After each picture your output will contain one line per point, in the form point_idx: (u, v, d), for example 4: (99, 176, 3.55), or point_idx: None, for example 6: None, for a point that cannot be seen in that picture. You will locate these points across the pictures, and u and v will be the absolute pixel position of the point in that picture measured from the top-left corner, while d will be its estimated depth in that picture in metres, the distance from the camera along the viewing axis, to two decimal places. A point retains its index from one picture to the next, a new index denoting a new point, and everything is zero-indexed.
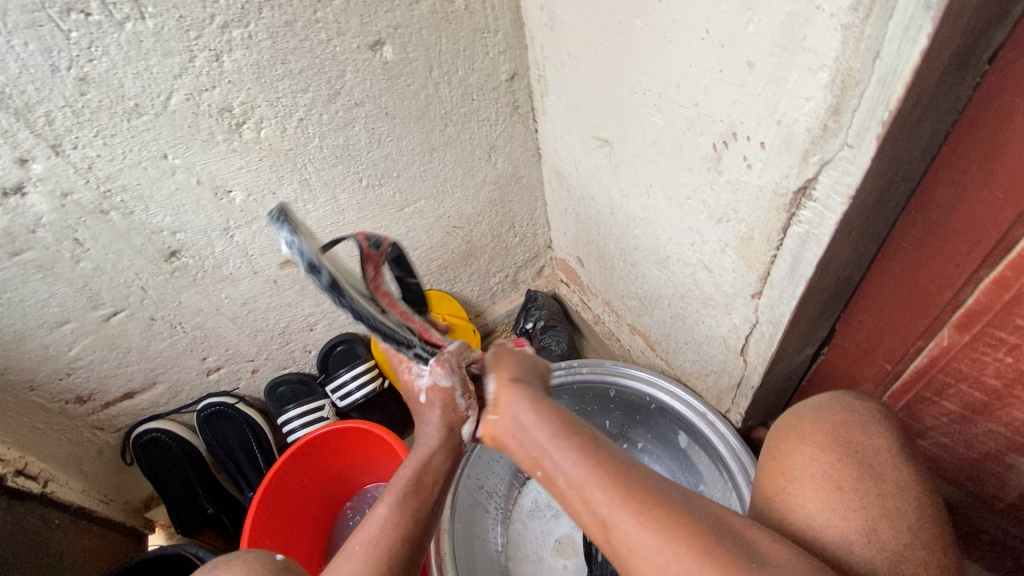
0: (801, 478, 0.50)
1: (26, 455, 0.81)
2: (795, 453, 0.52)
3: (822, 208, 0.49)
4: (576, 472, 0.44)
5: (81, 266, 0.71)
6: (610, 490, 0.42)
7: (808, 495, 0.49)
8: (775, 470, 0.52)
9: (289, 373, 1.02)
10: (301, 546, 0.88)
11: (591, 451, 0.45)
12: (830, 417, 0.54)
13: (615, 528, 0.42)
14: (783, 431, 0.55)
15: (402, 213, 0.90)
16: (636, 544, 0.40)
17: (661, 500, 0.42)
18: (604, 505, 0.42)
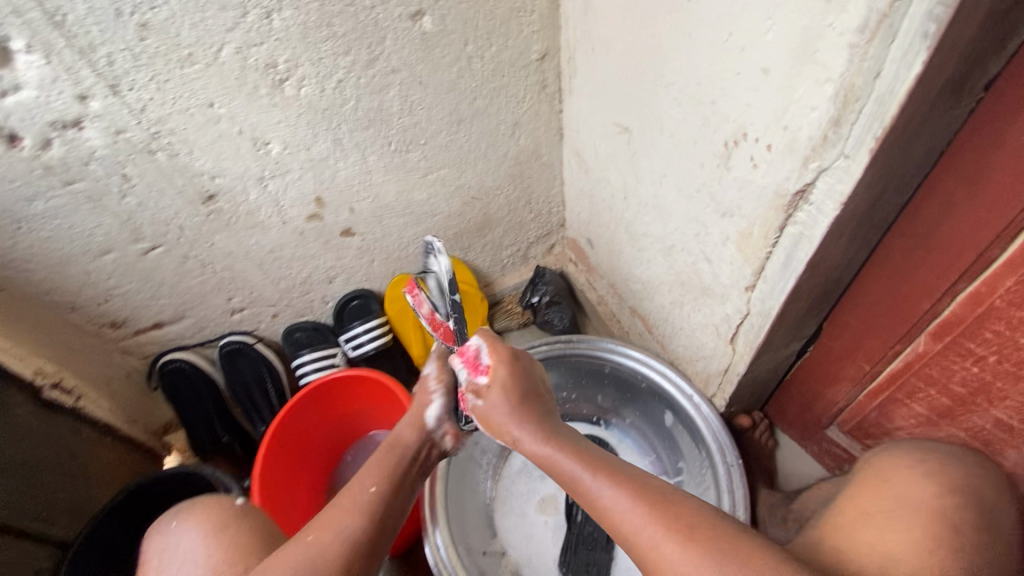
0: (884, 513, 0.56)
1: (62, 371, 0.89)
2: (881, 490, 0.59)
3: (816, 211, 0.53)
4: (608, 486, 0.55)
5: (126, 200, 0.77)
6: (631, 498, 0.53)
7: (880, 530, 0.54)
8: (859, 506, 0.59)
9: (306, 321, 1.08)
10: (306, 480, 0.94)
11: (616, 473, 0.57)
12: (926, 471, 0.59)
13: (644, 534, 0.51)
14: (869, 474, 0.63)
15: (424, 179, 0.94)
16: (659, 545, 0.50)
17: (682, 510, 0.51)
18: (628, 517, 0.52)
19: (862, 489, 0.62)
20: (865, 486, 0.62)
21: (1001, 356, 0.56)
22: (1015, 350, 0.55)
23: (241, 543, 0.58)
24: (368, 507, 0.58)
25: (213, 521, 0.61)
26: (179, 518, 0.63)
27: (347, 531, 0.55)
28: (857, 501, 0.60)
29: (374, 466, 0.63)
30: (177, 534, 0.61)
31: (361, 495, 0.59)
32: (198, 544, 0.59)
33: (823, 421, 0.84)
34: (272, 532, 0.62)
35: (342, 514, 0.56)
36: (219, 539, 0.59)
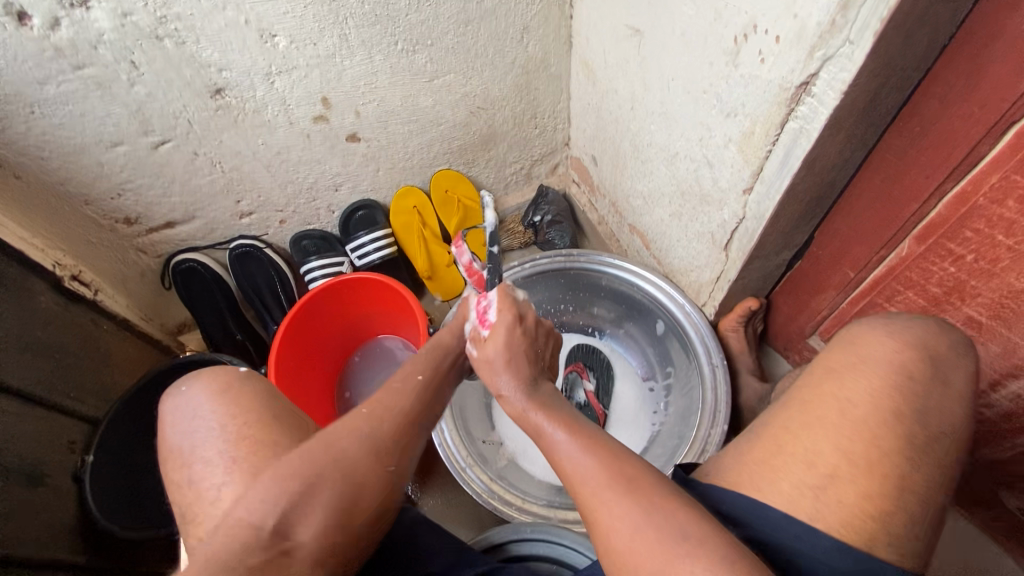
0: (838, 375, 0.49)
1: (80, 264, 0.92)
2: (841, 349, 0.52)
3: (817, 102, 0.54)
4: (568, 445, 0.51)
5: (135, 89, 0.77)
6: (603, 466, 0.48)
7: (840, 393, 0.48)
8: (819, 368, 0.52)
9: (313, 230, 1.11)
10: (322, 376, 1.01)
11: (584, 432, 0.52)
12: (894, 334, 0.51)
13: (593, 489, 0.47)
14: (841, 336, 0.54)
15: (431, 84, 0.94)
16: (605, 503, 0.46)
17: (637, 475, 0.47)
18: (593, 482, 0.47)
19: (826, 351, 0.53)
20: (831, 347, 0.53)
21: (978, 255, 0.60)
22: (992, 247, 0.58)
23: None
24: (419, 387, 0.53)
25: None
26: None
27: (401, 406, 0.50)
28: (821, 361, 0.52)
29: (421, 357, 0.58)
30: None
31: (409, 380, 0.54)
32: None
33: (805, 331, 0.90)
34: None
35: None
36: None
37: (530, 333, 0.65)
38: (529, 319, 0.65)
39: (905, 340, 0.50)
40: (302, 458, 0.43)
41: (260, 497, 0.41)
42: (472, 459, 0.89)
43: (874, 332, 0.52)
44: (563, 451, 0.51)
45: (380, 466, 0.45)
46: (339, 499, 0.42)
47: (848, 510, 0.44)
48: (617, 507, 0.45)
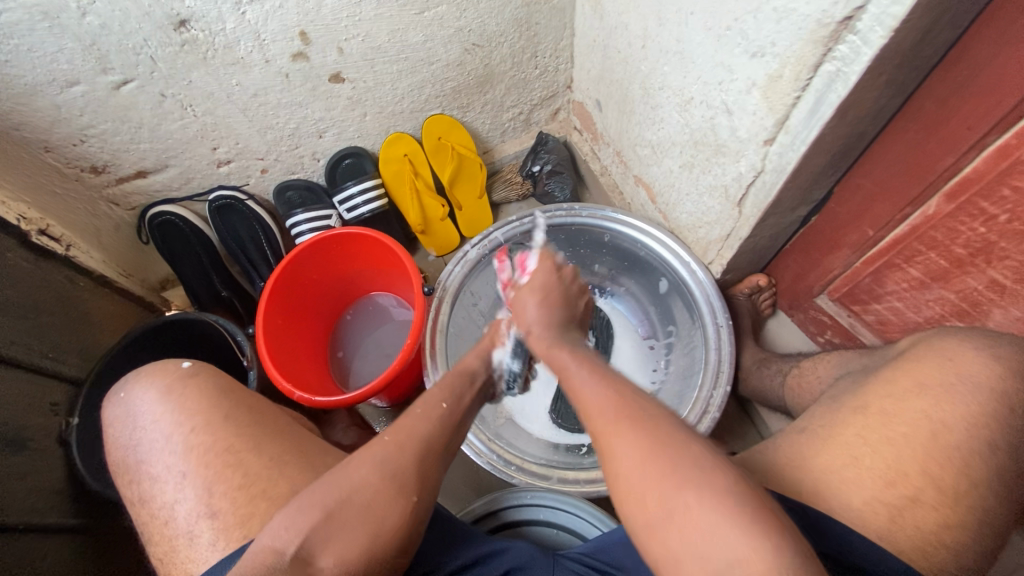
0: (929, 391, 0.54)
1: (47, 218, 0.85)
2: (927, 359, 0.57)
3: (861, 41, 0.48)
4: (592, 379, 0.51)
5: (87, 20, 0.68)
6: (620, 399, 0.47)
7: (923, 409, 0.54)
8: (900, 377, 0.57)
9: (297, 180, 1.04)
10: (314, 334, 0.97)
11: (607, 370, 0.52)
12: (995, 359, 0.55)
13: (605, 415, 0.47)
14: (924, 346, 0.59)
15: (421, 17, 0.85)
16: (618, 431, 0.45)
17: (654, 412, 0.46)
18: (609, 410, 0.47)
19: (908, 361, 0.59)
20: (917, 357, 0.58)
21: (1013, 215, 0.56)
22: None
23: (209, 408, 0.55)
24: (444, 418, 0.56)
25: (167, 385, 0.57)
26: (126, 389, 0.58)
27: (419, 432, 0.54)
28: (905, 371, 0.57)
29: (445, 384, 0.62)
30: (129, 402, 0.57)
31: (432, 408, 0.57)
32: (158, 405, 0.56)
33: (813, 290, 0.87)
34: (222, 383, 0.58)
35: (414, 420, 0.55)
36: (183, 403, 0.56)
37: (564, 283, 0.68)
38: (564, 274, 0.68)
39: (1001, 365, 0.54)
40: (317, 493, 0.48)
41: (284, 526, 0.45)
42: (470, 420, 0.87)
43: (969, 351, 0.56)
44: (583, 384, 0.51)
45: (403, 496, 0.49)
46: (362, 523, 0.47)
47: (922, 532, 0.49)
48: (629, 437, 0.44)
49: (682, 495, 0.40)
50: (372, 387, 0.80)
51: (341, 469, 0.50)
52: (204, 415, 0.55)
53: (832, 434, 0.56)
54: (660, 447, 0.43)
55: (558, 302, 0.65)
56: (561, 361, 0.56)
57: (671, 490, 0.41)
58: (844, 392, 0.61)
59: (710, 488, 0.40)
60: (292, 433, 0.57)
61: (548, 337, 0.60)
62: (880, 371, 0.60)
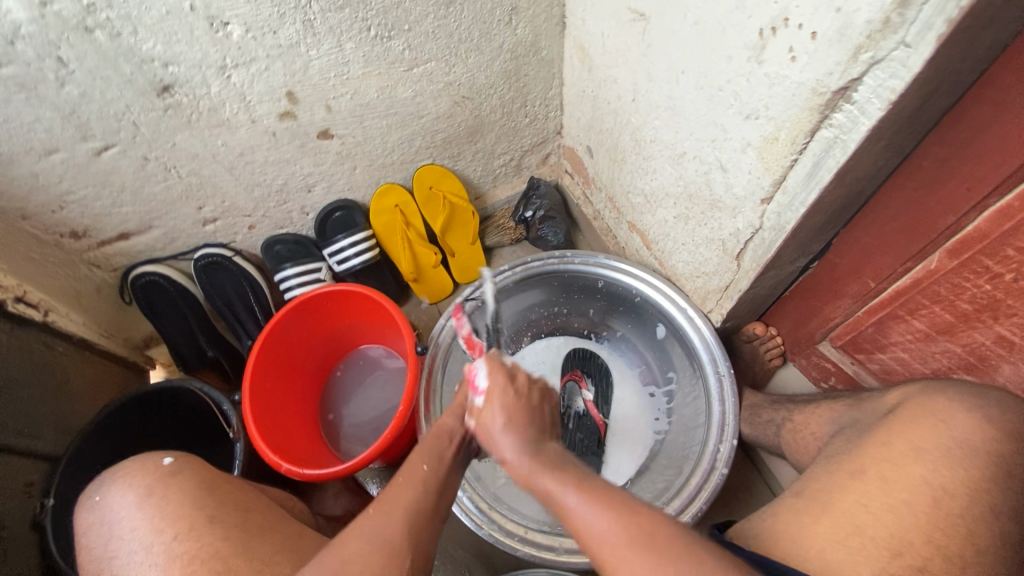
0: (926, 457, 0.51)
1: (24, 284, 0.81)
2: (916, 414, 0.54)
3: (858, 111, 0.48)
4: (583, 505, 0.46)
5: (66, 90, 0.67)
6: (641, 548, 0.43)
7: (922, 476, 0.50)
8: (896, 439, 0.53)
9: (286, 234, 1.02)
10: (302, 396, 0.93)
11: (586, 482, 0.48)
12: (987, 420, 0.52)
13: (615, 547, 0.43)
14: (916, 406, 0.55)
15: (410, 74, 0.84)
16: (626, 560, 0.43)
17: (654, 522, 0.44)
18: (623, 553, 0.43)
19: (902, 418, 0.54)
20: (909, 416, 0.54)
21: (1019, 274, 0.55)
22: None
23: (191, 512, 0.55)
24: (429, 480, 0.53)
25: (147, 485, 0.58)
26: (101, 492, 0.59)
27: (408, 502, 0.51)
28: (900, 433, 0.53)
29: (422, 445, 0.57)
30: (104, 505, 0.58)
31: (414, 473, 0.54)
32: (136, 510, 0.56)
33: (816, 336, 0.85)
34: (205, 482, 0.59)
35: (399, 491, 0.52)
36: (164, 504, 0.56)
37: (525, 396, 0.54)
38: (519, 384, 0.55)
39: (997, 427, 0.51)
40: None
41: None
42: (465, 482, 0.85)
43: (962, 412, 0.53)
44: (577, 511, 0.46)
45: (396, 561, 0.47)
46: None
47: None
48: (640, 558, 0.43)
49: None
50: (365, 457, 0.76)
51: (333, 547, 0.48)
52: (185, 520, 0.55)
53: (828, 503, 0.51)
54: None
55: (530, 414, 0.53)
56: (543, 492, 0.49)
57: None
58: (841, 449, 0.57)
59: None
60: (279, 534, 0.57)
61: (527, 462, 0.50)
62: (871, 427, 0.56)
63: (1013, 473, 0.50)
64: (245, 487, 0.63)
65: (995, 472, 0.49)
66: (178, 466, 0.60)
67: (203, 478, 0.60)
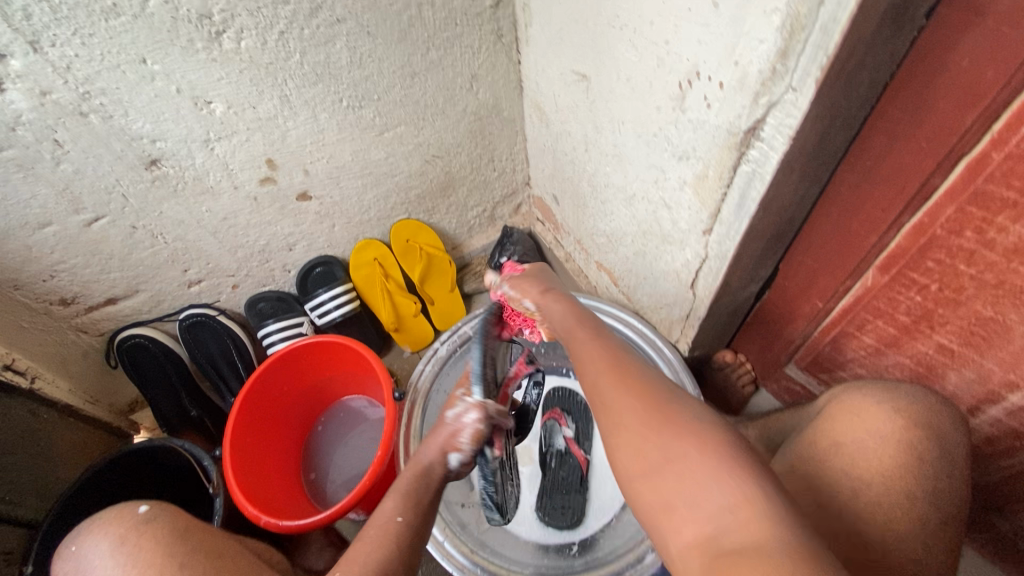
0: (844, 450, 0.53)
1: (12, 352, 0.84)
2: (842, 417, 0.56)
3: (767, 147, 0.54)
4: (598, 357, 0.55)
5: (61, 167, 0.72)
6: (631, 391, 0.49)
7: (843, 469, 0.52)
8: (821, 439, 0.55)
9: (269, 291, 1.06)
10: (283, 450, 0.94)
11: (624, 362, 0.53)
12: (897, 411, 0.55)
13: (599, 379, 0.52)
14: (839, 405, 0.58)
15: (382, 137, 0.91)
16: (614, 399, 0.49)
17: (672, 404, 0.47)
18: (612, 396, 0.50)
19: (824, 419, 0.57)
20: (832, 415, 0.57)
21: (942, 284, 0.59)
22: (955, 277, 0.58)
23: (161, 561, 0.55)
24: (397, 536, 0.54)
25: (121, 534, 0.58)
26: (78, 542, 0.60)
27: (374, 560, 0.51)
28: (822, 432, 0.56)
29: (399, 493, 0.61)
30: (81, 555, 0.58)
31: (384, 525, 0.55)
32: (111, 558, 0.56)
33: (781, 360, 0.88)
34: (179, 534, 0.59)
35: (368, 547, 0.53)
36: (136, 553, 0.56)
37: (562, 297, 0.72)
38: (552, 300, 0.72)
39: (905, 418, 0.54)
40: None
41: None
42: (448, 528, 0.85)
43: (875, 404, 0.56)
44: (587, 359, 0.55)
45: None
46: None
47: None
48: (627, 396, 0.48)
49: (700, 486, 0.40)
50: (344, 507, 0.77)
51: None
52: (154, 569, 0.55)
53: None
54: (645, 421, 0.46)
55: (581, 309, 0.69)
56: (585, 350, 0.58)
57: (676, 446, 0.43)
58: (776, 458, 0.59)
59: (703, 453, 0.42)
60: None
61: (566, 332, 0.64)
62: (804, 433, 0.58)
63: (958, 473, 0.52)
64: (219, 535, 0.63)
65: (907, 462, 0.51)
66: (152, 519, 0.60)
67: (175, 528, 0.60)
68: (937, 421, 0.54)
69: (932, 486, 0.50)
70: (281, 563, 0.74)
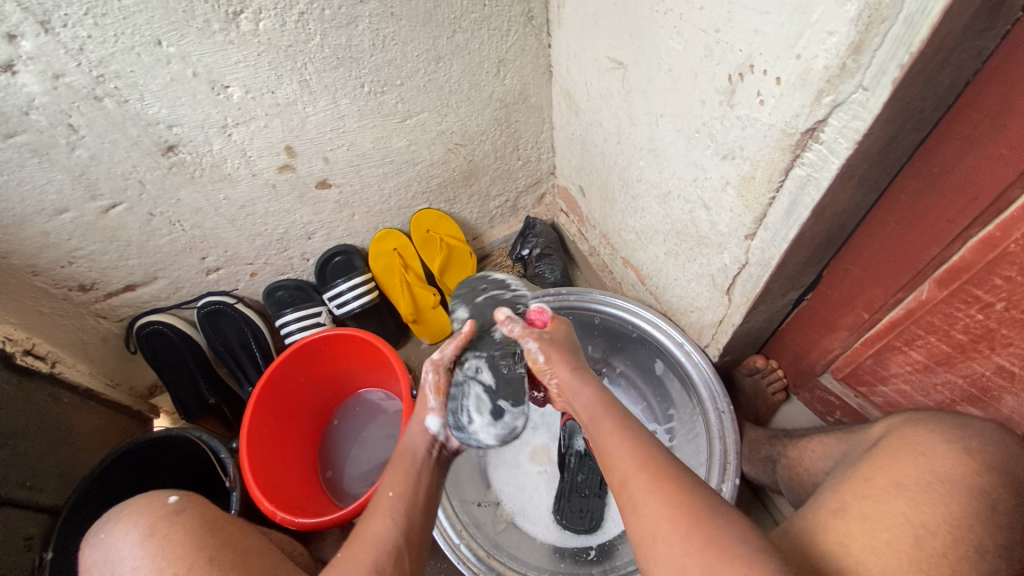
0: (907, 492, 0.49)
1: (33, 336, 0.84)
2: (903, 454, 0.53)
3: (827, 150, 0.49)
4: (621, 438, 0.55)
5: (76, 153, 0.70)
6: (651, 479, 0.49)
7: (903, 512, 0.48)
8: (878, 475, 0.52)
9: (287, 279, 1.04)
10: (300, 444, 0.93)
11: (636, 448, 0.53)
12: (969, 456, 0.51)
13: (631, 478, 0.51)
14: (899, 441, 0.55)
15: (403, 124, 0.87)
16: (638, 491, 0.49)
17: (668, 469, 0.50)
18: (643, 494, 0.48)
19: (884, 454, 0.54)
20: (891, 451, 0.54)
21: (1008, 304, 0.54)
22: None
23: (192, 553, 0.54)
24: (393, 508, 0.56)
25: (152, 524, 0.57)
26: (107, 530, 0.58)
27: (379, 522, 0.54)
28: (881, 468, 0.53)
29: (390, 472, 0.61)
30: (110, 544, 0.57)
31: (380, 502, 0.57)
32: (140, 548, 0.55)
33: (817, 368, 0.84)
34: (212, 524, 0.58)
35: (370, 523, 0.54)
36: (167, 545, 0.55)
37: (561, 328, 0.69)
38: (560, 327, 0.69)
39: (977, 463, 0.51)
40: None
41: None
42: (463, 530, 0.82)
43: (943, 447, 0.52)
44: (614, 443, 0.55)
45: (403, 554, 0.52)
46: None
47: None
48: (649, 489, 0.48)
49: (674, 533, 0.45)
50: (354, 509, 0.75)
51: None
52: (186, 560, 0.54)
53: (809, 543, 0.49)
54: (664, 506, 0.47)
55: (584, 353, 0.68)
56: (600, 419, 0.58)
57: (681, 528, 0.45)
58: (822, 490, 0.55)
59: (716, 554, 0.42)
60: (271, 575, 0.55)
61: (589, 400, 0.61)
62: (858, 464, 0.55)
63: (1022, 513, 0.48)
64: (245, 529, 0.62)
65: (977, 508, 0.47)
66: (181, 510, 0.59)
67: (205, 518, 0.59)
68: (1015, 470, 0.50)
69: (991, 528, 0.46)
70: (302, 557, 0.73)
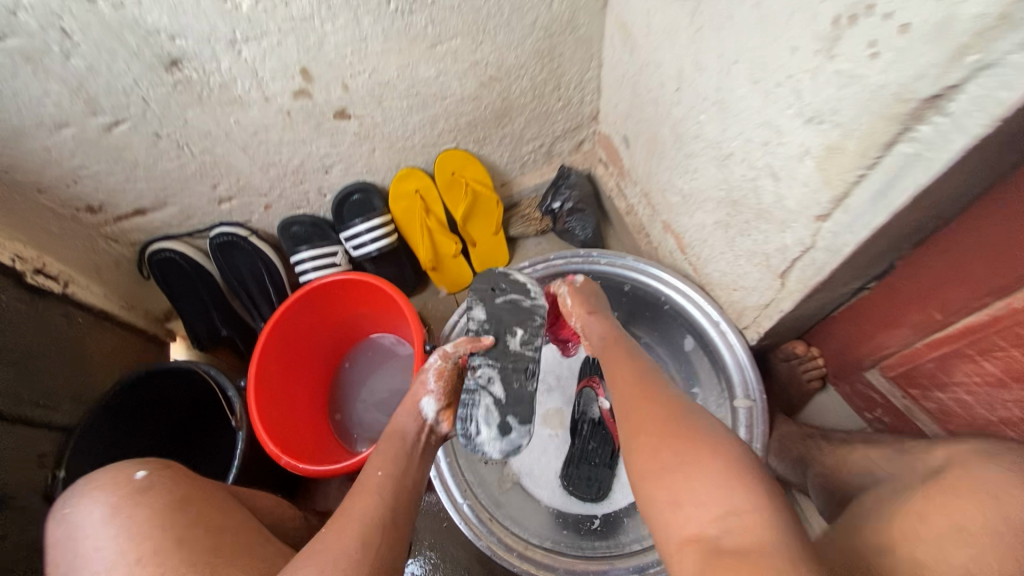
0: (970, 539, 0.43)
1: (43, 255, 0.81)
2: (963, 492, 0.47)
3: (951, 125, 0.39)
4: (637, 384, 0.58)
5: (72, 62, 0.64)
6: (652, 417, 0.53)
7: (963, 564, 0.42)
8: (931, 513, 0.46)
9: (303, 215, 0.99)
10: (309, 386, 0.91)
11: (649, 397, 0.55)
12: None
13: (636, 420, 0.54)
14: (960, 475, 0.48)
15: (433, 51, 0.77)
16: (646, 443, 0.51)
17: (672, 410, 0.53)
18: (644, 438, 0.51)
19: (939, 489, 0.48)
20: (949, 487, 0.48)
21: None
22: None
23: (158, 533, 0.51)
24: (381, 486, 0.54)
25: (116, 503, 0.54)
26: (72, 504, 0.55)
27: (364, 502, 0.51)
28: (935, 505, 0.47)
29: (377, 455, 0.59)
30: (75, 519, 0.54)
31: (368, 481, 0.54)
32: (104, 528, 0.52)
33: (864, 364, 0.76)
34: (182, 500, 0.55)
35: (356, 500, 0.52)
36: (132, 524, 0.52)
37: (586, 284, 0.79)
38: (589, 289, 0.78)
39: None
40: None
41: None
42: (467, 490, 0.82)
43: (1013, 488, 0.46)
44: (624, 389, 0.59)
45: (389, 535, 0.49)
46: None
47: None
48: (654, 437, 0.51)
49: (685, 479, 0.46)
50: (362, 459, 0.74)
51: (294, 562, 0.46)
52: (151, 541, 0.50)
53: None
54: (665, 437, 0.50)
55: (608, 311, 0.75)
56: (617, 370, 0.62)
57: (683, 466, 0.47)
58: (866, 519, 0.51)
59: (703, 477, 0.45)
60: (247, 552, 0.52)
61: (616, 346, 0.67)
62: (910, 496, 0.50)
63: None
64: (223, 501, 0.59)
65: None
66: (148, 488, 0.55)
67: (174, 493, 0.56)
68: None
69: None
70: (297, 531, 0.70)
